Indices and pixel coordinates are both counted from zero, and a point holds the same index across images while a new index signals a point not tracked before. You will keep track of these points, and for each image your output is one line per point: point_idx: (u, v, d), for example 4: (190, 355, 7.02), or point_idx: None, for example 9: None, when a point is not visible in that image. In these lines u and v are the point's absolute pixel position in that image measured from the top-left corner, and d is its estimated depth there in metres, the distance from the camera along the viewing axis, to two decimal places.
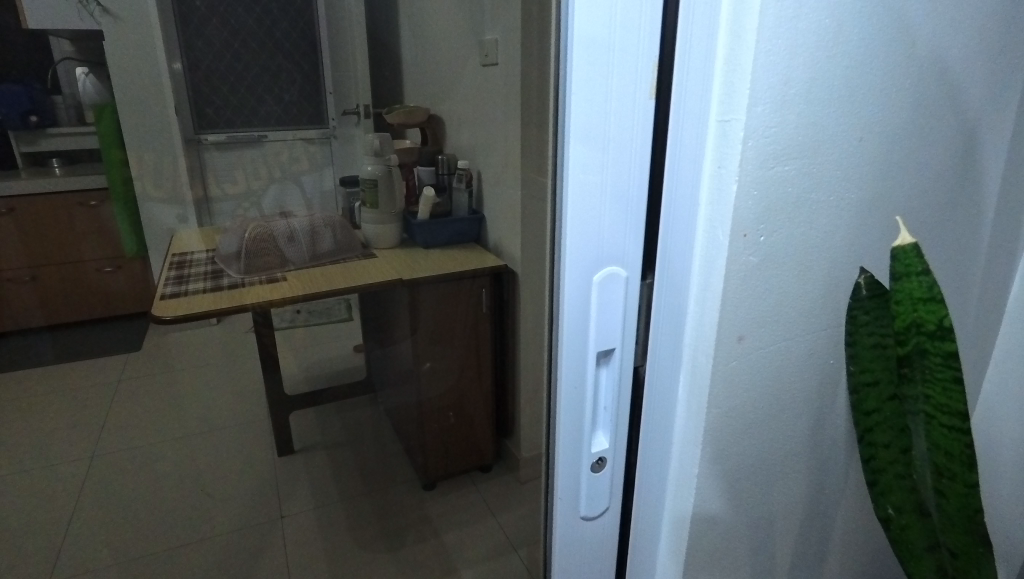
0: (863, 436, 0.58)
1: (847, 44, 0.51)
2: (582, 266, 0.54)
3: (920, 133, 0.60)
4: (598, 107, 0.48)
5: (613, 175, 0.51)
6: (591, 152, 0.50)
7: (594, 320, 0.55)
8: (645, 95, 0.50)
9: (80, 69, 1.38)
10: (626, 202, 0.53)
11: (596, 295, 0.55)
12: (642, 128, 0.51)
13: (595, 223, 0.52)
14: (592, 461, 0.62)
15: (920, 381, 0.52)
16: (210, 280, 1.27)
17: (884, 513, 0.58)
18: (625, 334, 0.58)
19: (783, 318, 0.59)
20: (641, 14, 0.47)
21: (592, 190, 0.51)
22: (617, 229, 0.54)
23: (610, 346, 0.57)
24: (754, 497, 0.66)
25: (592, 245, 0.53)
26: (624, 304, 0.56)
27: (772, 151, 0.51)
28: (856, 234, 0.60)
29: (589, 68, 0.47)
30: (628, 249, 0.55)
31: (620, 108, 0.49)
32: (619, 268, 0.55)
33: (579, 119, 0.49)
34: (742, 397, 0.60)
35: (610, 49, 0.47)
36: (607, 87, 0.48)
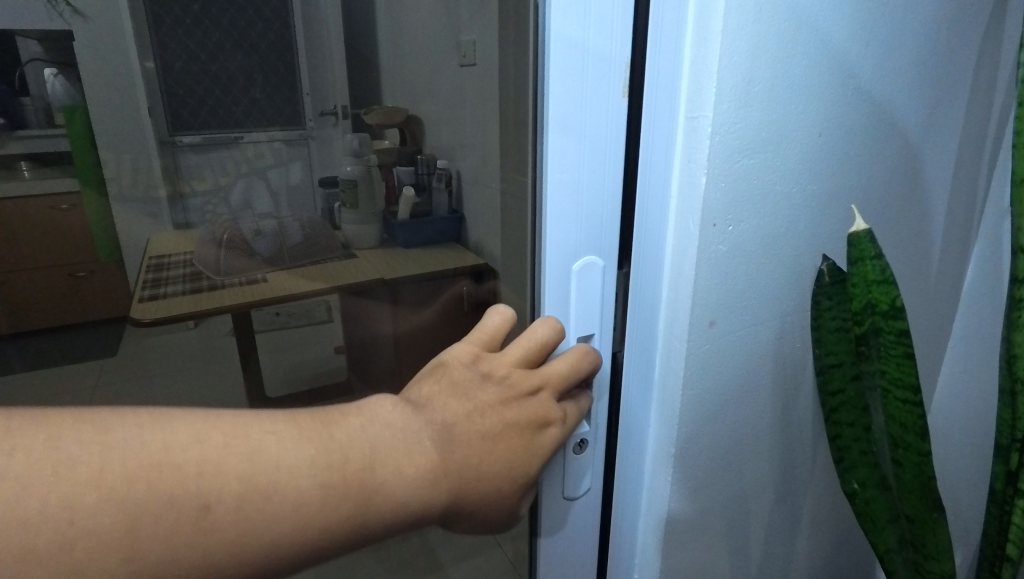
0: (830, 416, 0.63)
1: (806, 44, 0.55)
2: (562, 256, 0.56)
3: (875, 131, 0.64)
4: (575, 104, 0.51)
5: (590, 176, 0.55)
6: (568, 154, 0.53)
7: (574, 307, 0.58)
8: (616, 100, 0.53)
9: (47, 70, 1.13)
10: (603, 194, 0.56)
11: (575, 283, 0.58)
12: (614, 131, 0.54)
13: (574, 216, 0.55)
14: (575, 442, 0.63)
15: (875, 357, 0.57)
16: (189, 282, 1.35)
17: (849, 487, 0.64)
18: (604, 320, 0.60)
19: (752, 304, 0.62)
20: (611, 25, 0.50)
21: (569, 190, 0.54)
22: (595, 221, 0.56)
23: (589, 332, 0.60)
24: (727, 476, 0.69)
25: (571, 235, 0.56)
26: (602, 292, 0.59)
27: (737, 146, 0.54)
28: (816, 225, 0.64)
29: (564, 79, 0.50)
30: (605, 239, 0.58)
31: (595, 105, 0.52)
32: (596, 256, 0.58)
33: (558, 126, 0.52)
34: (714, 379, 0.63)
35: (585, 53, 0.50)
36: (582, 85, 0.51)
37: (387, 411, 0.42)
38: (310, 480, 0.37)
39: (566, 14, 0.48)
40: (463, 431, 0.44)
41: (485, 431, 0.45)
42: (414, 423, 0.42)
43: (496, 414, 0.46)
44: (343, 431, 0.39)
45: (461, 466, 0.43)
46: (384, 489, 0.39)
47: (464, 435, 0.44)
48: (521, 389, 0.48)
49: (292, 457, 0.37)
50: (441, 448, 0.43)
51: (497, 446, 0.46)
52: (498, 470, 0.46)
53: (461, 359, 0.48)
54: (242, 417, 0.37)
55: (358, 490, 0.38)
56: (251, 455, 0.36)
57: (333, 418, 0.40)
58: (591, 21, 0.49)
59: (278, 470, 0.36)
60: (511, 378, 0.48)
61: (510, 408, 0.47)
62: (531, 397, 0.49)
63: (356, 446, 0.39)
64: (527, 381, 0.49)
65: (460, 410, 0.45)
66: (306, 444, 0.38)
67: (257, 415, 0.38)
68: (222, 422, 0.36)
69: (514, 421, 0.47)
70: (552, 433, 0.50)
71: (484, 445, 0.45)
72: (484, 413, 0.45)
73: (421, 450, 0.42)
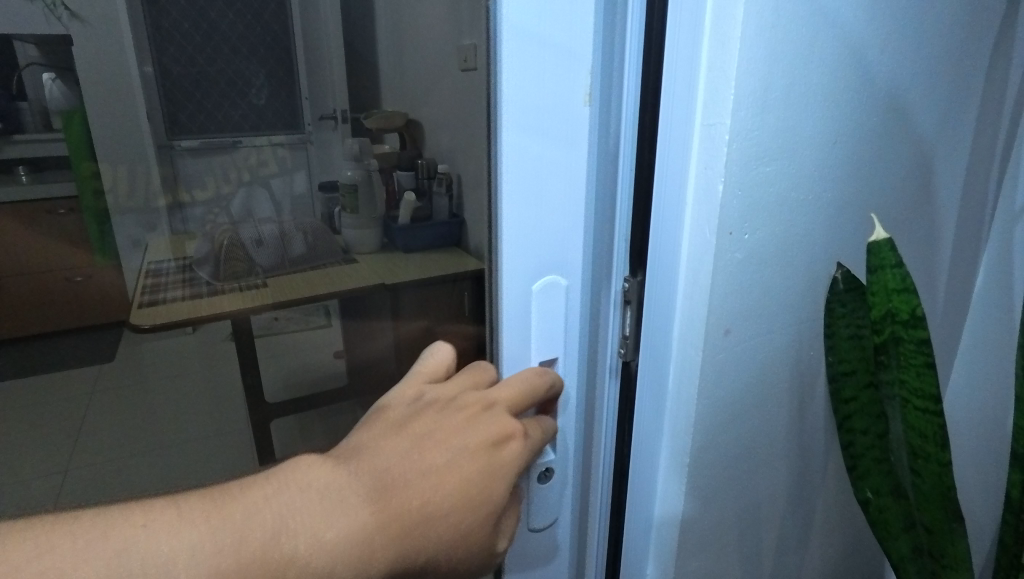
0: (842, 423, 0.62)
1: (822, 50, 0.55)
2: (520, 275, 0.55)
3: (889, 136, 0.63)
4: (533, 110, 0.50)
5: (551, 195, 0.53)
6: (523, 165, 0.51)
7: (535, 327, 0.58)
8: (577, 117, 0.52)
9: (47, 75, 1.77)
10: (566, 206, 0.55)
11: (535, 304, 0.57)
12: (576, 148, 0.53)
13: (531, 231, 0.54)
14: (540, 471, 0.63)
15: (894, 366, 0.56)
16: (186, 288, 1.33)
17: (863, 496, 0.62)
18: (568, 340, 0.60)
19: (765, 312, 0.62)
20: (573, 38, 0.49)
21: (531, 208, 0.53)
22: (560, 235, 0.55)
23: (553, 355, 0.59)
24: (740, 487, 0.69)
25: (529, 252, 0.55)
26: (565, 311, 0.59)
27: (754, 153, 0.54)
28: (831, 232, 0.63)
29: (521, 94, 0.49)
30: (569, 257, 0.57)
31: (556, 112, 0.51)
32: (559, 276, 0.57)
33: (517, 142, 0.51)
34: (728, 389, 0.63)
35: (543, 60, 0.49)
36: (540, 96, 0.50)
37: (305, 471, 0.40)
38: (200, 568, 0.34)
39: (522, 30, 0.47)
40: (397, 472, 0.42)
41: (426, 466, 0.43)
42: (338, 480, 0.40)
43: (440, 445, 0.45)
44: (240, 506, 0.37)
45: (400, 513, 0.40)
46: (300, 559, 0.36)
47: (399, 476, 0.42)
48: (467, 414, 0.47)
49: (173, 547, 0.34)
50: (373, 497, 0.40)
51: (445, 479, 0.43)
52: (451, 505, 0.43)
53: (403, 401, 0.48)
54: (114, 512, 0.35)
55: (262, 569, 0.35)
56: (124, 551, 0.34)
57: (229, 494, 0.38)
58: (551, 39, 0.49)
59: (157, 565, 0.34)
60: (457, 397, 0.48)
61: (456, 435, 0.46)
62: (476, 425, 0.47)
63: (259, 519, 0.37)
64: (473, 404, 0.48)
65: (396, 450, 0.43)
66: (191, 530, 0.35)
67: (135, 504, 0.36)
68: (91, 520, 0.34)
69: (463, 448, 0.45)
70: (514, 450, 0.48)
71: (429, 480, 0.43)
72: (424, 447, 0.44)
73: (343, 509, 0.39)
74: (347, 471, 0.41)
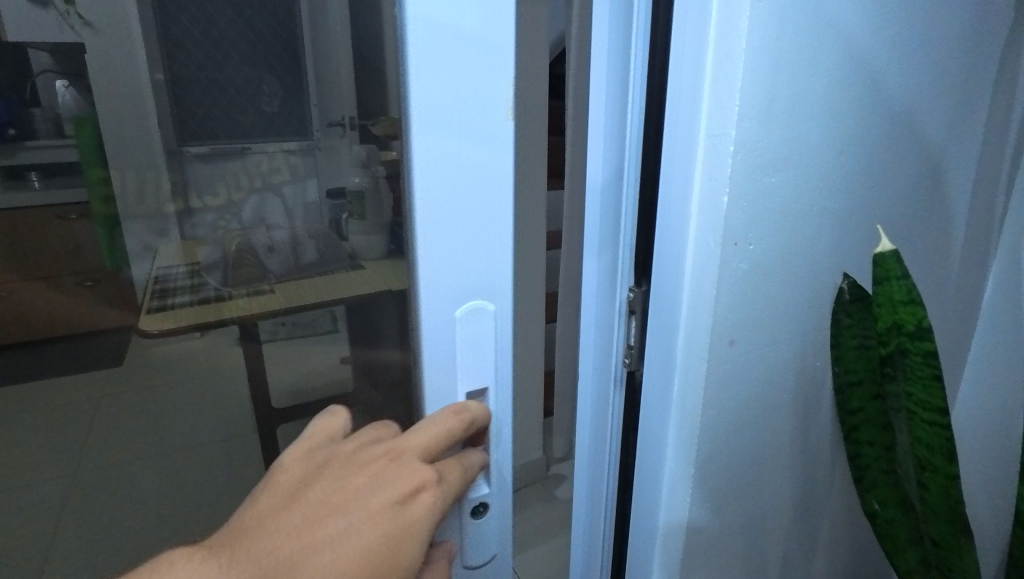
0: (849, 434, 0.62)
1: (827, 61, 0.54)
2: (438, 299, 0.42)
3: (895, 147, 0.63)
4: (445, 89, 0.37)
5: (471, 215, 0.41)
6: (432, 160, 0.38)
7: (456, 360, 0.44)
8: (498, 124, 0.40)
9: (59, 84, 1.66)
10: (490, 222, 0.41)
11: (458, 332, 0.43)
12: (499, 160, 0.40)
13: (446, 245, 0.41)
14: (472, 506, 0.48)
15: (901, 378, 0.56)
16: (192, 293, 1.37)
17: (870, 508, 0.62)
18: (500, 377, 0.46)
19: (769, 322, 0.62)
20: (488, 28, 0.37)
21: (443, 224, 0.40)
22: (483, 254, 0.42)
23: (483, 389, 0.45)
24: (745, 499, 0.68)
25: (445, 270, 0.41)
26: (495, 345, 0.45)
27: (759, 163, 0.54)
28: (837, 244, 0.63)
29: (424, 95, 0.37)
30: (498, 280, 0.43)
31: (476, 100, 0.38)
32: (486, 302, 0.43)
33: (422, 157, 0.38)
34: (733, 400, 0.62)
35: (458, 37, 0.36)
36: (453, 77, 0.37)
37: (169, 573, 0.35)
38: None
39: (425, 17, 0.35)
40: (279, 558, 0.37)
41: (316, 543, 0.38)
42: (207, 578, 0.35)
43: (332, 515, 0.39)
44: None
45: None
46: None
47: (281, 562, 0.37)
48: (366, 473, 0.41)
49: None
50: None
51: (339, 554, 0.38)
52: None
53: (296, 467, 0.43)
54: None
55: None
56: None
57: None
58: (463, 24, 0.36)
59: None
60: (355, 454, 0.42)
61: (350, 501, 0.40)
62: (375, 482, 0.41)
63: None
64: (371, 460, 0.42)
65: (280, 529, 0.38)
66: None
67: None
68: None
69: (359, 515, 0.40)
70: (425, 501, 0.41)
71: (321, 557, 0.38)
72: (312, 523, 0.39)
73: None
74: (221, 564, 0.36)
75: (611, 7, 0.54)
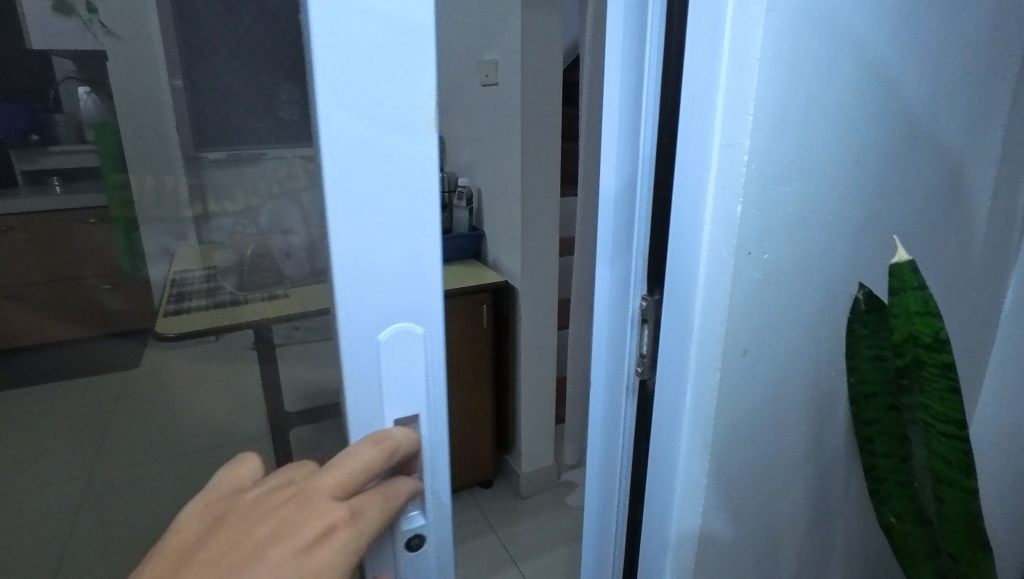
0: (864, 446, 0.61)
1: (841, 71, 0.54)
2: (357, 319, 0.37)
3: (912, 157, 0.63)
4: (356, 85, 0.33)
5: (391, 228, 0.36)
6: (345, 163, 0.34)
7: (379, 388, 0.39)
8: (421, 129, 0.35)
9: (82, 89, 1.63)
10: (413, 235, 0.37)
11: (382, 356, 0.38)
12: (423, 167, 0.36)
13: (364, 258, 0.36)
14: (407, 538, 0.43)
15: (917, 390, 0.54)
16: (208, 297, 1.42)
17: (885, 521, 0.61)
18: (432, 405, 0.41)
19: (784, 331, 0.61)
20: (405, 17, 0.33)
21: (359, 236, 0.36)
22: (408, 270, 0.38)
23: (411, 418, 0.41)
24: (758, 510, 0.67)
25: (359, 288, 0.36)
26: (426, 370, 0.40)
27: (773, 173, 0.54)
28: (852, 254, 0.63)
29: (333, 87, 0.32)
30: (430, 301, 0.39)
31: (392, 97, 0.34)
32: (413, 324, 0.39)
33: (332, 157, 0.34)
34: (746, 410, 0.62)
35: (371, 29, 0.32)
36: (365, 71, 0.33)
37: None
38: None
39: (330, 6, 0.31)
40: None
41: None
42: None
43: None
44: None
45: None
46: None
47: None
48: (269, 522, 0.34)
49: None
50: None
51: None
52: None
53: (183, 533, 0.34)
54: None
55: None
56: None
57: None
58: (373, 12, 0.32)
59: None
60: (253, 503, 0.35)
61: (245, 559, 0.32)
62: (277, 530, 0.34)
63: None
64: (273, 506, 0.35)
65: None
66: None
67: None
68: None
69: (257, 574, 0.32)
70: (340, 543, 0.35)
71: None
72: None
73: None
74: None
75: (625, 18, 0.54)
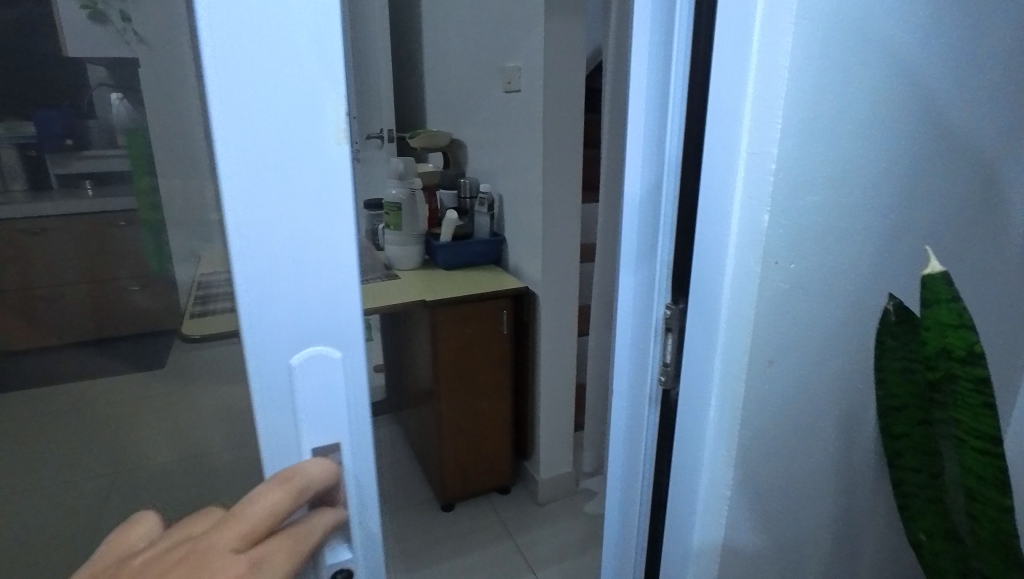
0: (894, 462, 0.62)
1: (872, 79, 0.54)
2: (270, 338, 0.39)
3: (944, 166, 0.62)
4: (253, 111, 0.34)
5: (297, 249, 0.37)
6: (248, 188, 0.35)
7: (295, 408, 0.40)
8: (327, 146, 0.36)
9: None
10: (323, 255, 0.38)
11: (297, 376, 0.40)
12: (334, 188, 0.37)
13: (275, 280, 0.38)
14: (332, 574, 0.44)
15: (949, 405, 0.53)
16: None
17: (915, 538, 0.62)
18: (353, 424, 0.42)
19: (814, 341, 0.60)
20: (295, 45, 0.34)
21: (266, 257, 0.37)
22: (321, 290, 0.39)
23: (333, 438, 0.42)
24: (785, 521, 0.66)
25: (268, 308, 0.38)
26: (344, 390, 0.41)
27: (802, 182, 0.53)
28: (881, 264, 0.62)
29: (227, 111, 0.34)
30: (347, 319, 0.40)
31: (293, 122, 0.35)
32: (328, 346, 0.40)
33: (234, 180, 0.35)
34: (774, 421, 0.61)
35: (265, 53, 0.33)
36: (263, 96, 0.34)
37: None
38: None
39: (219, 37, 0.32)
40: None
41: None
42: None
43: None
44: None
45: None
46: None
47: None
48: None
49: None
50: None
51: None
52: None
53: None
54: None
55: None
56: None
57: None
58: (263, 36, 0.33)
59: None
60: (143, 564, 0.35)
61: None
62: None
63: None
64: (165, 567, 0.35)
65: None
66: None
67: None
68: None
69: None
70: None
71: None
72: None
73: None
74: None
75: (653, 20, 0.52)
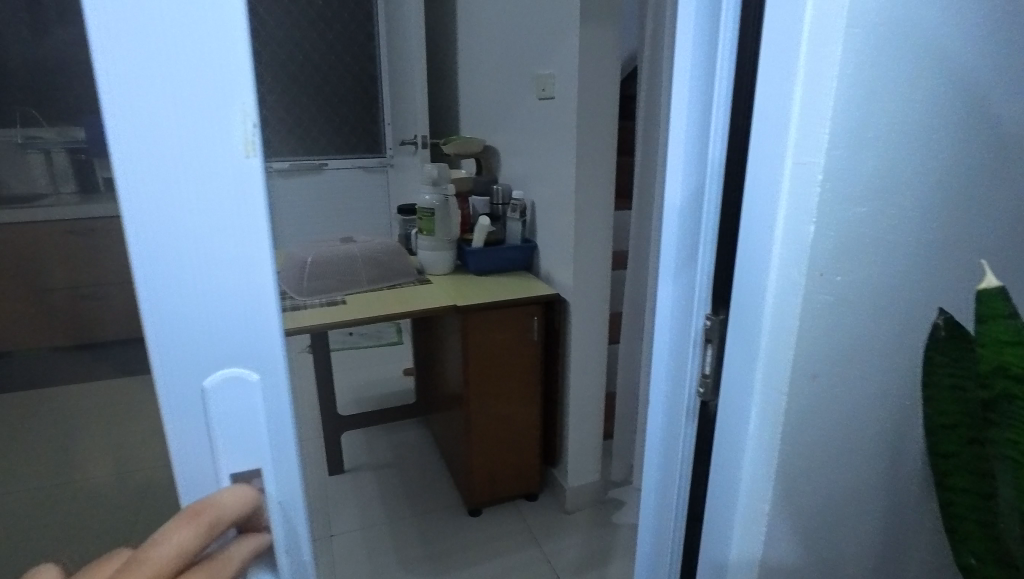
0: (941, 481, 0.58)
1: (926, 90, 0.52)
2: (179, 364, 0.39)
3: (1000, 178, 0.60)
4: (153, 134, 0.34)
5: (206, 272, 0.38)
6: (151, 211, 0.36)
7: (209, 432, 0.41)
8: (241, 163, 0.37)
9: None
10: (241, 276, 0.39)
11: (210, 400, 0.40)
12: (244, 209, 0.37)
13: (182, 304, 0.38)
14: None
15: (1005, 424, 0.50)
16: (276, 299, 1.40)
17: (964, 562, 0.58)
18: (274, 447, 0.43)
19: (862, 356, 0.59)
20: (192, 66, 0.34)
21: (176, 282, 0.37)
22: (240, 313, 0.39)
23: (256, 464, 0.42)
24: (826, 539, 0.65)
25: (176, 332, 0.38)
26: (263, 413, 0.42)
27: (850, 194, 0.52)
28: (932, 279, 0.60)
29: (124, 135, 0.34)
30: (268, 341, 0.41)
31: (198, 143, 0.35)
32: (245, 369, 0.40)
33: (135, 204, 0.35)
34: (818, 436, 0.60)
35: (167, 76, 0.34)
36: (166, 119, 0.34)
37: None
38: None
39: (111, 68, 0.33)
40: None
41: None
42: None
43: None
44: None
45: None
46: None
47: None
48: None
49: None
50: None
51: None
52: None
53: None
54: None
55: None
56: None
57: None
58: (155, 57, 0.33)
59: None
60: None
61: None
62: None
63: None
64: None
65: None
66: None
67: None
68: None
69: None
70: None
71: None
72: None
73: None
74: None
75: (697, 31, 0.53)
